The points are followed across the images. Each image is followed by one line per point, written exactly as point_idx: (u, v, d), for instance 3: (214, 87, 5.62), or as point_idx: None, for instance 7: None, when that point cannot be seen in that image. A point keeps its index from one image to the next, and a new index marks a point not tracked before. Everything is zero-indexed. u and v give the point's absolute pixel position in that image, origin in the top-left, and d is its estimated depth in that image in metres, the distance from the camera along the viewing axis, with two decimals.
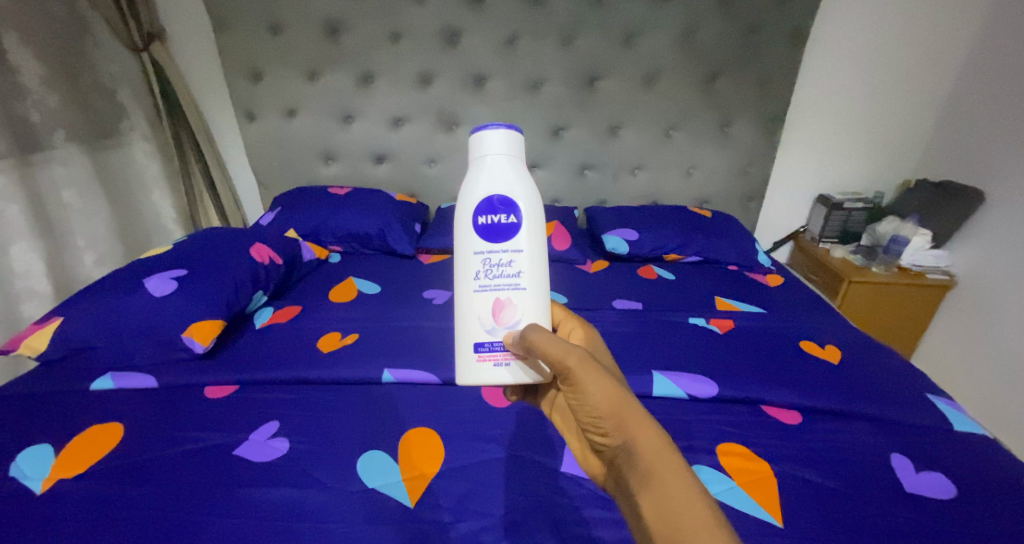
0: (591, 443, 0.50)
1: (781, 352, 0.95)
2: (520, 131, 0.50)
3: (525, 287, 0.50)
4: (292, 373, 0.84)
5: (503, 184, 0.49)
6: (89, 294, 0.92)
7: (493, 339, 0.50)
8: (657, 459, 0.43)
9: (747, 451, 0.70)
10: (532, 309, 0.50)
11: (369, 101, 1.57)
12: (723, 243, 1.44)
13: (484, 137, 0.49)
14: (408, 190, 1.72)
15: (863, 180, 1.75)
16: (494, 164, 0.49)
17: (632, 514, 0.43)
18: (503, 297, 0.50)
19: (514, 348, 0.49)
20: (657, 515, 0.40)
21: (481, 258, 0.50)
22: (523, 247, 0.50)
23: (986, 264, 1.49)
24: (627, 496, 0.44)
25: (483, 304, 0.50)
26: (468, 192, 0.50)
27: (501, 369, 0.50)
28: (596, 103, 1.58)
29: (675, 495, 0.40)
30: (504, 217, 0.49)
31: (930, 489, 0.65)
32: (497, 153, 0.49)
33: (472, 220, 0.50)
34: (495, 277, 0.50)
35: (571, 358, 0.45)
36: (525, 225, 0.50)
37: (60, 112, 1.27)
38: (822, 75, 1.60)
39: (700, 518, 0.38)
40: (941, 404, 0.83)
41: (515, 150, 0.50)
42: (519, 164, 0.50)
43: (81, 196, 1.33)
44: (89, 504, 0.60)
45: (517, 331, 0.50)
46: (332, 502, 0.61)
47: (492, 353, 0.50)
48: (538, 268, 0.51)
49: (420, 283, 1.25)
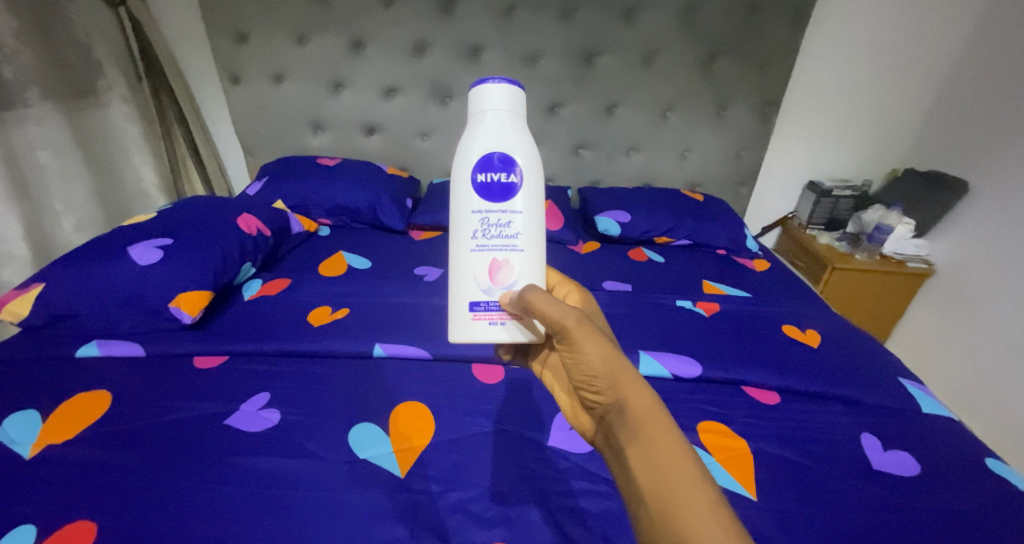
0: (583, 400, 0.52)
1: (763, 335, 0.98)
2: (521, 87, 0.50)
3: (522, 248, 0.50)
4: (282, 346, 0.84)
5: (504, 142, 0.49)
6: (71, 261, 0.90)
7: (489, 299, 0.51)
8: (647, 417, 0.44)
9: (726, 429, 0.73)
10: (527, 271, 0.51)
11: (360, 69, 1.52)
12: (712, 226, 1.45)
13: (486, 91, 0.48)
14: (399, 164, 1.70)
15: (853, 165, 1.77)
16: (495, 121, 0.49)
17: (620, 468, 0.45)
18: (500, 258, 0.50)
19: (511, 307, 0.50)
20: (644, 468, 0.42)
21: (479, 217, 0.50)
22: (521, 208, 0.50)
23: (965, 253, 1.53)
24: (615, 451, 0.46)
25: (480, 263, 0.50)
26: (467, 148, 0.49)
27: (496, 328, 0.51)
28: (594, 80, 1.55)
29: (663, 450, 0.42)
30: (503, 176, 0.49)
31: (896, 467, 0.69)
32: (497, 109, 0.49)
33: (471, 178, 0.49)
34: (493, 237, 0.50)
35: (569, 319, 0.46)
36: (524, 186, 0.50)
37: (33, 68, 1.21)
38: (822, 60, 1.59)
39: (684, 472, 0.40)
40: (911, 387, 0.87)
41: (516, 107, 0.49)
42: (519, 122, 0.50)
43: (59, 158, 1.29)
44: (80, 469, 0.61)
45: (513, 292, 0.51)
46: (324, 472, 0.62)
47: (487, 313, 0.51)
48: (535, 230, 0.51)
49: (411, 259, 1.24)
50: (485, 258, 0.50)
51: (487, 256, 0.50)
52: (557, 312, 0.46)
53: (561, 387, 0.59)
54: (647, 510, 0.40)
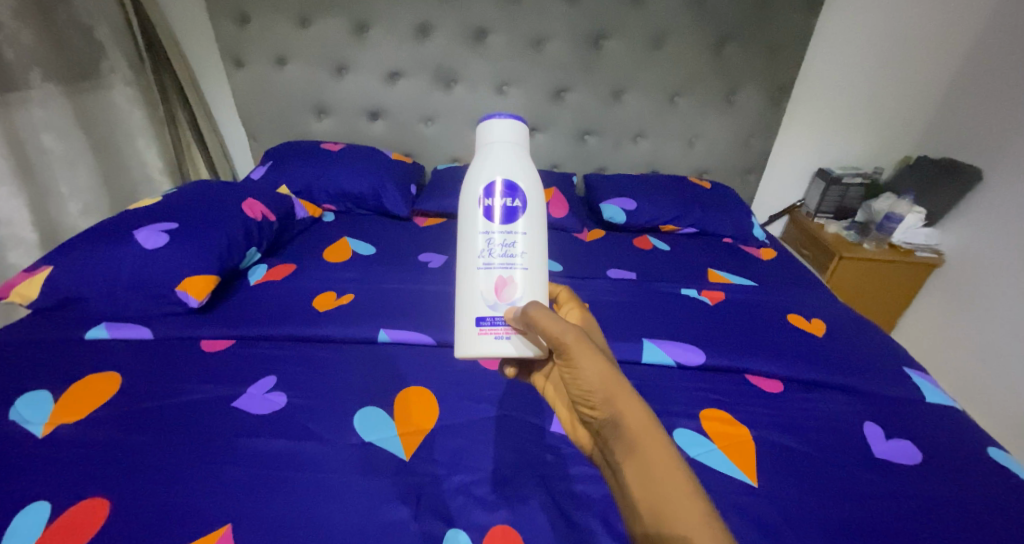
0: (581, 414, 0.52)
1: (768, 323, 0.97)
2: (524, 122, 0.52)
3: (527, 266, 0.50)
4: (288, 330, 0.85)
5: (509, 169, 0.50)
6: (78, 244, 0.91)
7: (494, 314, 0.49)
8: (643, 432, 0.44)
9: (728, 417, 0.74)
10: (532, 288, 0.50)
11: (363, 52, 1.50)
12: (719, 214, 1.44)
13: (492, 126, 0.51)
14: (403, 150, 1.69)
15: (864, 153, 1.74)
16: (500, 151, 0.50)
17: (617, 481, 0.46)
18: (505, 275, 0.49)
19: (516, 323, 0.49)
20: (641, 484, 0.43)
21: (485, 238, 0.50)
22: (526, 229, 0.50)
23: (976, 243, 1.52)
24: (613, 466, 0.47)
25: (485, 280, 0.49)
26: (474, 175, 0.50)
27: (502, 342, 0.49)
28: (601, 64, 1.53)
29: (657, 466, 0.42)
30: (508, 199, 0.50)
31: (897, 455, 0.69)
32: (503, 141, 0.51)
33: (478, 201, 0.50)
34: (498, 256, 0.50)
35: (568, 336, 0.46)
36: (529, 209, 0.50)
37: (34, 49, 1.21)
38: (836, 44, 1.55)
39: (680, 486, 0.41)
40: (915, 377, 0.86)
41: (520, 140, 0.51)
42: (523, 153, 0.51)
43: (63, 142, 1.29)
44: (91, 448, 0.62)
45: (518, 308, 0.50)
46: (330, 454, 0.63)
47: (493, 327, 0.49)
48: (539, 250, 0.51)
49: (415, 246, 1.24)
50: (490, 276, 0.49)
51: (492, 273, 0.49)
52: (557, 328, 0.46)
53: (560, 401, 0.61)
54: (644, 527, 0.41)
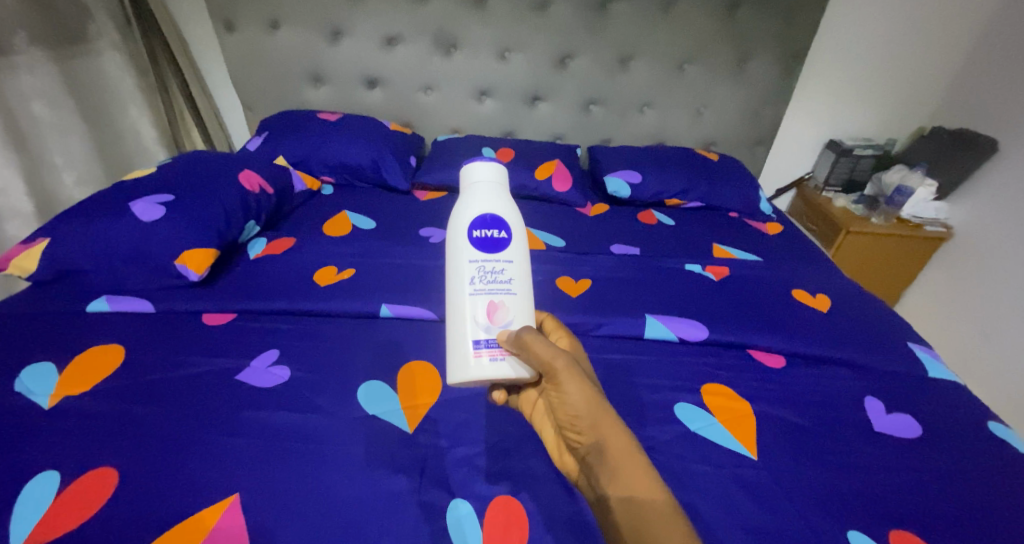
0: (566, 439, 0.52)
1: (772, 299, 0.96)
2: (504, 165, 0.55)
3: (516, 292, 0.50)
4: (289, 304, 0.85)
5: (494, 204, 0.51)
6: (74, 215, 0.89)
7: (488, 336, 0.48)
8: (626, 458, 0.45)
9: (730, 391, 0.74)
10: (523, 312, 0.50)
11: (360, 16, 1.44)
12: (725, 187, 1.41)
13: (474, 168, 0.53)
14: (402, 120, 1.64)
15: (876, 124, 1.69)
16: (485, 190, 0.52)
17: (598, 504, 0.46)
18: (496, 300, 0.48)
19: (509, 346, 0.47)
20: (623, 508, 0.43)
21: (476, 266, 0.49)
22: (515, 257, 0.50)
23: (986, 217, 1.49)
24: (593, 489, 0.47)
25: (477, 305, 0.48)
26: (460, 211, 0.51)
27: (499, 364, 0.47)
28: (607, 29, 1.47)
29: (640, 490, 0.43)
30: (496, 230, 0.50)
31: (897, 429, 0.70)
32: (487, 180, 0.53)
33: (467, 233, 0.49)
34: (489, 282, 0.49)
35: (559, 361, 0.46)
36: (515, 239, 0.51)
37: (18, 11, 1.16)
38: (854, 8, 1.48)
39: (659, 513, 0.42)
40: (919, 353, 0.86)
41: (502, 180, 0.53)
42: (505, 191, 0.53)
43: (53, 110, 1.26)
44: (97, 419, 0.62)
45: (511, 331, 0.48)
46: (335, 426, 0.64)
47: (489, 349, 0.47)
48: (526, 277, 0.51)
49: (416, 219, 1.22)
50: (481, 300, 0.48)
51: (484, 298, 0.48)
52: (549, 353, 0.46)
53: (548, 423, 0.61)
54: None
